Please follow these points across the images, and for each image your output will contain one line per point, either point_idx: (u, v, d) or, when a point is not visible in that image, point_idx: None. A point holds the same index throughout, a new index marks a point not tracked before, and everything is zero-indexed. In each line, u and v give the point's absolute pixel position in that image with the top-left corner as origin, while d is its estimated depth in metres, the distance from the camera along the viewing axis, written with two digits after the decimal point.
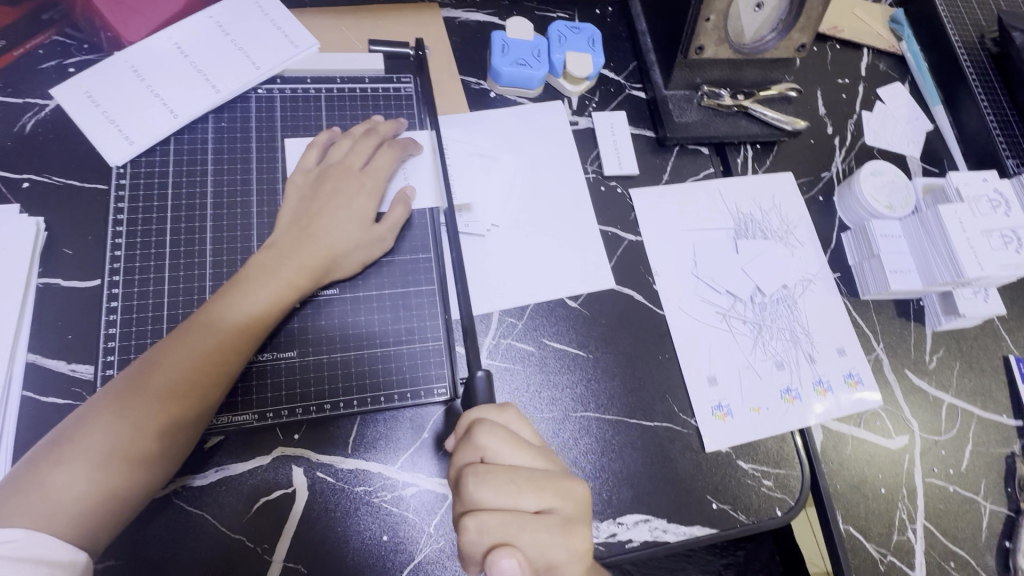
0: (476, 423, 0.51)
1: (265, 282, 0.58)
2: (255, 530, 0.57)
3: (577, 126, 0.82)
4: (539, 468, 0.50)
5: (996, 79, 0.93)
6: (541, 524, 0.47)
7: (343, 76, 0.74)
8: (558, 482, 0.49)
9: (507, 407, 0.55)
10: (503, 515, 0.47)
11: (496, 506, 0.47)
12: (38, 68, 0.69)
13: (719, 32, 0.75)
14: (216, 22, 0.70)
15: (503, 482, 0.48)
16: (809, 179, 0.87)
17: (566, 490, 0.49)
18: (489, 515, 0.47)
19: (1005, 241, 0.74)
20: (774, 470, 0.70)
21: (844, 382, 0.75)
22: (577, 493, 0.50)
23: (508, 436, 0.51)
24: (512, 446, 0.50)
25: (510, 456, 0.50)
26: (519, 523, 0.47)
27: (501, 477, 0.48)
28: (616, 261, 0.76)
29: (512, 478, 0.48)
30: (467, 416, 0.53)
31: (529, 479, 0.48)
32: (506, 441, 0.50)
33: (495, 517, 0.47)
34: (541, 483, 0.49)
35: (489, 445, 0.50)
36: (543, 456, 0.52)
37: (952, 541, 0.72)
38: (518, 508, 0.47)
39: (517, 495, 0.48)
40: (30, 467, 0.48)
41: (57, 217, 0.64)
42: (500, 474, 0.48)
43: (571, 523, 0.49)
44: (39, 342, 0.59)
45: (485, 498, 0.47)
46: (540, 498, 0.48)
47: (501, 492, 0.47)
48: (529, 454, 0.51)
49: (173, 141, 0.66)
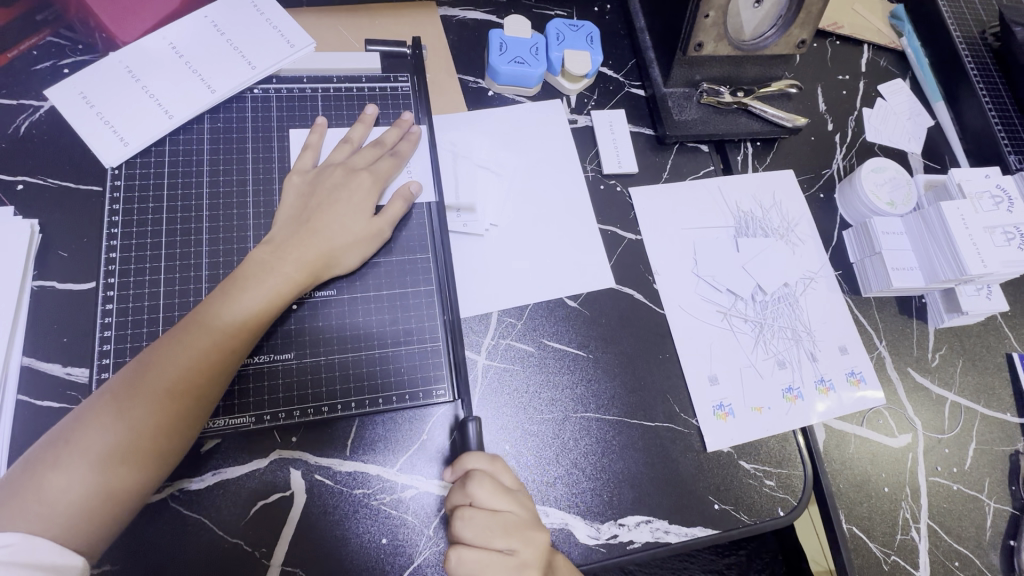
0: (470, 468, 0.53)
1: (263, 279, 0.57)
2: (253, 533, 0.56)
3: (576, 124, 0.81)
4: (517, 515, 0.52)
5: (998, 75, 0.93)
6: (507, 566, 0.50)
7: (340, 76, 0.74)
8: (526, 531, 0.52)
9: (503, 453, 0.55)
10: (474, 553, 0.50)
11: (468, 544, 0.50)
12: (32, 69, 0.68)
13: (719, 28, 0.75)
14: (211, 22, 0.70)
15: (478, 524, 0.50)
16: (810, 176, 0.87)
17: (533, 537, 0.52)
18: (462, 551, 0.50)
19: (1008, 238, 0.73)
20: (776, 469, 0.69)
21: (846, 380, 0.75)
22: (540, 541, 0.52)
23: (493, 483, 0.52)
24: (498, 492, 0.52)
25: (492, 502, 0.51)
26: (487, 561, 0.50)
27: (476, 519, 0.51)
28: (616, 260, 0.75)
29: (488, 523, 0.51)
30: (464, 459, 0.53)
31: (504, 524, 0.51)
32: (490, 488, 0.52)
33: (467, 556, 0.50)
34: (515, 530, 0.51)
35: (475, 492, 0.51)
36: (523, 500, 0.54)
37: (956, 540, 0.71)
38: (490, 549, 0.50)
39: (488, 536, 0.50)
40: (28, 470, 0.48)
41: (52, 219, 0.63)
42: (476, 516, 0.51)
43: (527, 567, 0.50)
44: (35, 345, 0.58)
45: (462, 538, 0.50)
46: (509, 541, 0.51)
47: (475, 532, 0.50)
48: (511, 501, 0.52)
49: (168, 142, 0.65)
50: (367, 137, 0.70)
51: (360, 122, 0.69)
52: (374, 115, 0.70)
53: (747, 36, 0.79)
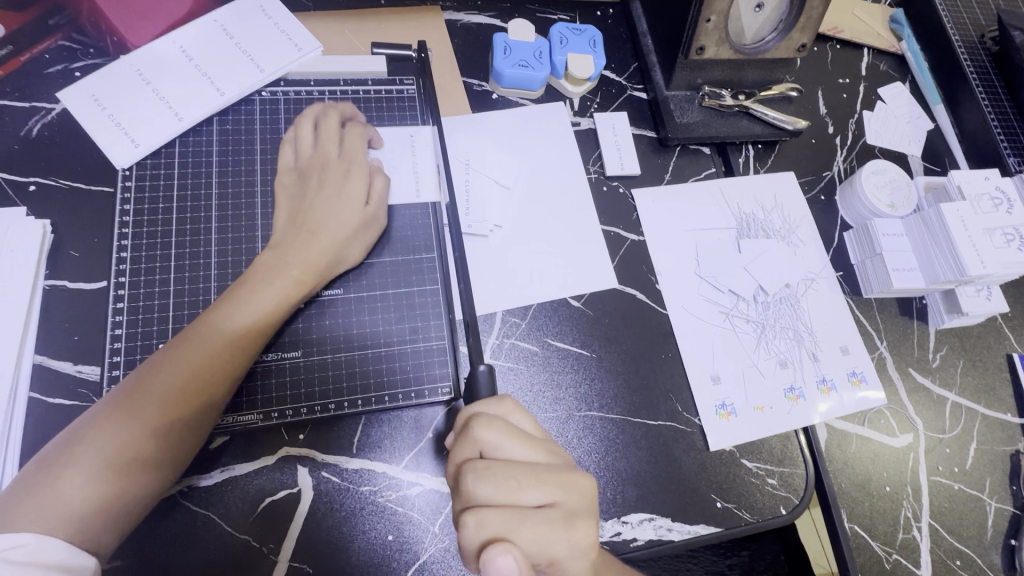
0: (475, 416, 0.51)
1: (273, 279, 0.58)
2: (260, 531, 0.57)
3: (579, 127, 0.82)
4: (538, 462, 0.50)
5: (996, 78, 0.94)
6: (541, 518, 0.47)
7: (347, 78, 0.75)
8: (560, 476, 0.49)
9: (506, 399, 0.54)
10: (503, 510, 0.46)
11: (495, 501, 0.47)
12: (44, 72, 0.69)
13: (720, 31, 0.76)
14: (220, 25, 0.71)
15: (503, 476, 0.47)
16: (811, 178, 0.88)
17: (566, 482, 0.49)
18: (489, 510, 0.46)
19: (1008, 239, 0.74)
20: (778, 468, 0.70)
21: (848, 380, 0.75)
22: (580, 487, 0.50)
23: (507, 430, 0.50)
24: (511, 436, 0.50)
25: (509, 449, 0.49)
26: (520, 516, 0.46)
27: (500, 472, 0.47)
28: (618, 261, 0.76)
29: (512, 473, 0.48)
30: (466, 410, 0.52)
31: (528, 474, 0.48)
32: (504, 434, 0.50)
33: (494, 513, 0.46)
34: (543, 476, 0.48)
35: (487, 439, 0.49)
36: (545, 448, 0.52)
37: (957, 540, 0.71)
38: (519, 503, 0.47)
39: (515, 489, 0.47)
40: (42, 469, 0.48)
41: (63, 219, 0.64)
42: (499, 469, 0.48)
43: (571, 516, 0.48)
44: (46, 343, 0.59)
45: (484, 494, 0.47)
46: (539, 492, 0.48)
47: (500, 486, 0.47)
48: (529, 447, 0.50)
49: (178, 144, 0.66)
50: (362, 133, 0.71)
51: (354, 112, 0.69)
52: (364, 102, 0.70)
53: (748, 40, 0.80)
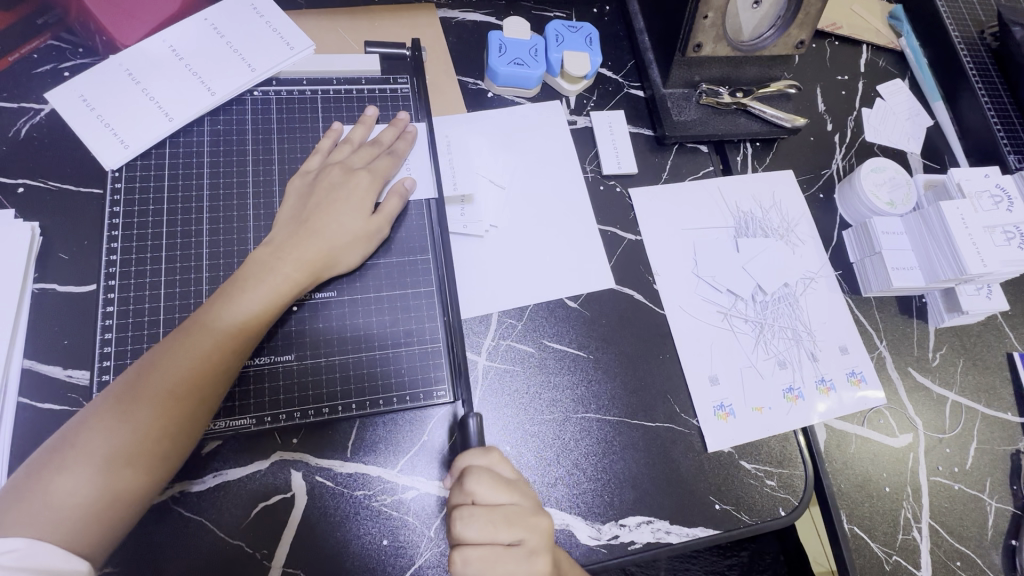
0: (466, 468, 0.53)
1: (265, 279, 0.57)
2: (255, 536, 0.56)
3: (575, 125, 0.81)
4: (518, 506, 0.52)
5: (996, 75, 0.93)
6: (513, 557, 0.50)
7: (340, 77, 0.74)
8: (532, 519, 0.51)
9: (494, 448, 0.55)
10: (481, 551, 0.49)
11: (476, 543, 0.50)
12: (32, 72, 0.69)
13: (717, 28, 0.75)
14: (211, 24, 0.70)
15: (482, 522, 0.50)
16: (809, 176, 0.87)
17: (536, 524, 0.51)
18: (469, 551, 0.49)
19: (1008, 238, 0.74)
20: (777, 470, 0.69)
21: (847, 380, 0.75)
22: (545, 526, 0.52)
23: (493, 479, 0.52)
24: (497, 485, 0.52)
25: (493, 497, 0.51)
26: (496, 558, 0.49)
27: (480, 519, 0.50)
28: (616, 261, 0.75)
29: (492, 519, 0.50)
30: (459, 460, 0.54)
31: (505, 519, 0.50)
32: (490, 484, 0.51)
33: (474, 555, 0.49)
34: (518, 521, 0.51)
35: (474, 490, 0.51)
36: (525, 490, 0.53)
37: (958, 541, 0.71)
38: (497, 543, 0.50)
39: (493, 532, 0.50)
40: (32, 474, 0.48)
41: (53, 222, 0.63)
42: (480, 516, 0.50)
43: (539, 554, 0.50)
44: (36, 348, 0.58)
45: (465, 537, 0.50)
46: (512, 532, 0.50)
47: (479, 531, 0.50)
48: (511, 493, 0.52)
49: (168, 145, 0.65)
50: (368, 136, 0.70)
51: (360, 124, 0.69)
52: (375, 118, 0.70)
53: (745, 37, 0.79)
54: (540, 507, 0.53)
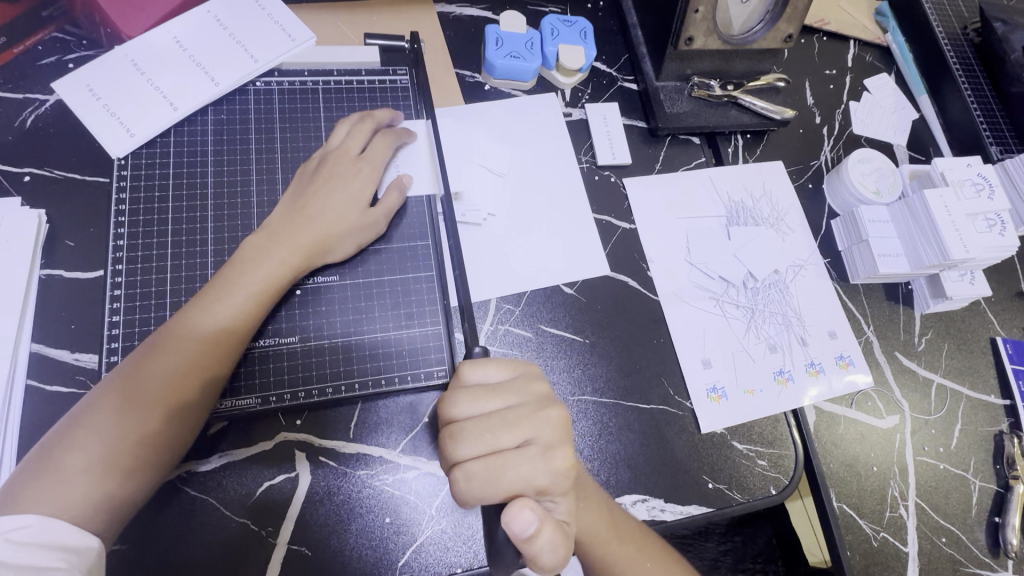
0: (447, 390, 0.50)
1: (263, 261, 0.59)
2: (260, 515, 0.58)
3: (571, 117, 0.83)
4: (514, 406, 0.49)
5: (979, 69, 0.95)
6: (523, 457, 0.47)
7: (340, 69, 0.75)
8: (533, 415, 0.49)
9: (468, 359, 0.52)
10: (486, 462, 0.47)
11: (477, 455, 0.47)
12: (38, 64, 0.70)
13: (707, 22, 0.77)
14: (214, 16, 0.71)
15: (477, 432, 0.47)
16: (799, 167, 0.89)
17: (542, 419, 0.49)
18: (472, 465, 0.47)
19: (990, 224, 0.76)
20: (768, 450, 0.71)
21: (835, 363, 0.77)
22: (552, 420, 0.49)
23: (476, 391, 0.50)
24: (484, 398, 0.50)
25: (481, 406, 0.49)
26: (502, 462, 0.47)
27: (474, 430, 0.47)
28: (611, 249, 0.77)
29: (487, 427, 0.48)
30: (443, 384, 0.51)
31: (503, 420, 0.48)
32: (473, 395, 0.49)
33: (479, 466, 0.46)
34: (517, 421, 0.48)
35: (459, 405, 0.49)
36: (521, 388, 0.51)
37: (943, 518, 0.73)
38: (499, 449, 0.47)
39: (493, 439, 0.47)
40: (43, 454, 0.49)
41: (59, 210, 0.64)
42: (473, 427, 0.48)
43: (552, 449, 0.48)
44: (44, 332, 0.59)
45: (464, 454, 0.47)
46: (516, 434, 0.48)
47: (478, 443, 0.47)
48: (502, 397, 0.50)
49: (173, 134, 0.67)
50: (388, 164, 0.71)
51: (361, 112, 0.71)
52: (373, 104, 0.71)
53: (735, 31, 0.82)
54: (542, 399, 0.51)
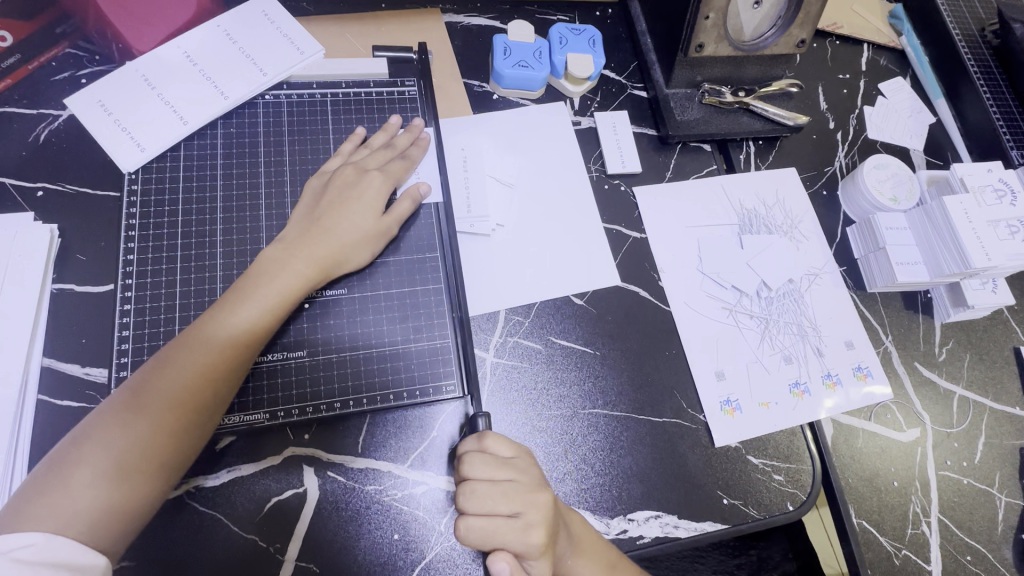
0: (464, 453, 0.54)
1: (277, 275, 0.59)
2: (268, 531, 0.57)
3: (579, 126, 0.83)
4: (516, 481, 0.52)
5: (998, 72, 0.93)
6: (513, 527, 0.50)
7: (348, 81, 0.75)
8: (528, 495, 0.51)
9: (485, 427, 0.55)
10: (484, 523, 0.50)
11: (480, 514, 0.51)
12: (51, 79, 0.71)
13: (719, 29, 0.76)
14: (224, 31, 0.71)
15: (482, 493, 0.51)
16: (812, 173, 0.88)
17: (535, 500, 0.51)
18: (472, 522, 0.50)
19: (1012, 231, 0.74)
20: (785, 464, 0.69)
21: (853, 375, 0.75)
22: (543, 502, 0.51)
23: (486, 459, 0.53)
24: (492, 467, 0.52)
25: (489, 473, 0.52)
26: (497, 526, 0.50)
27: (479, 493, 0.51)
28: (621, 258, 0.76)
29: (490, 492, 0.51)
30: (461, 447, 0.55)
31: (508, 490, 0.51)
32: (483, 463, 0.52)
33: (477, 525, 0.50)
34: (514, 495, 0.51)
35: (469, 469, 0.52)
36: (522, 468, 0.53)
37: (968, 534, 0.71)
38: (497, 514, 0.50)
39: (493, 505, 0.50)
40: (54, 467, 0.49)
41: (71, 224, 0.65)
42: (479, 488, 0.51)
43: (535, 529, 0.50)
44: (55, 346, 0.60)
45: (468, 511, 0.51)
46: (512, 506, 0.51)
47: (480, 504, 0.51)
48: (507, 469, 0.52)
49: (182, 147, 0.67)
50: (411, 176, 0.71)
51: (382, 130, 0.71)
52: (396, 124, 0.72)
53: (747, 36, 0.80)
54: (540, 482, 0.53)
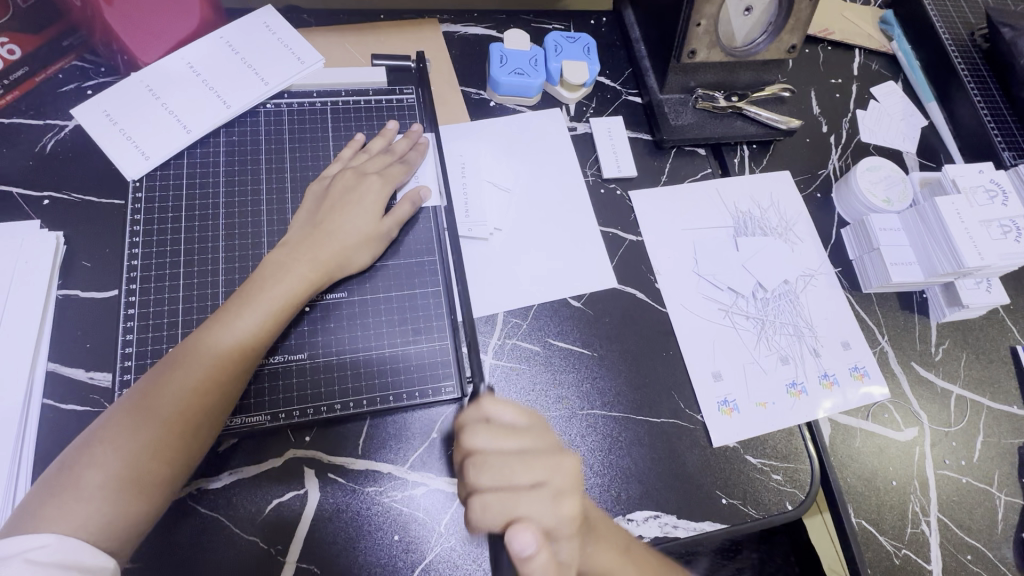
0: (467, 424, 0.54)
1: (281, 278, 0.60)
2: (270, 533, 0.58)
3: (575, 131, 0.84)
4: (530, 448, 0.52)
5: (988, 74, 0.94)
6: (536, 495, 0.49)
7: (348, 89, 0.77)
8: (549, 459, 0.52)
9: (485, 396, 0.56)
10: (502, 494, 0.49)
11: (496, 487, 0.50)
12: (58, 91, 0.72)
13: (710, 35, 0.77)
14: (226, 42, 0.73)
15: (497, 465, 0.50)
16: (806, 176, 0.89)
17: (556, 464, 0.52)
18: (488, 495, 0.49)
19: (1005, 231, 0.75)
20: (783, 464, 0.70)
21: (850, 375, 0.76)
22: (565, 467, 0.52)
23: (495, 429, 0.52)
24: (500, 438, 0.52)
25: (501, 444, 0.52)
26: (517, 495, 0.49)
27: (494, 463, 0.50)
28: (618, 261, 0.77)
29: (507, 462, 0.51)
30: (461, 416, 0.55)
31: (521, 460, 0.51)
32: (493, 433, 0.52)
33: (495, 498, 0.49)
34: (535, 462, 0.51)
35: (478, 441, 0.52)
36: (534, 431, 0.54)
37: (967, 533, 0.71)
38: (514, 484, 0.50)
39: (509, 474, 0.50)
40: (64, 468, 0.50)
41: (76, 232, 0.66)
42: (494, 461, 0.51)
43: (561, 495, 0.51)
44: (60, 351, 0.61)
45: (482, 484, 0.50)
46: (531, 474, 0.51)
47: (497, 475, 0.50)
48: (518, 438, 0.52)
49: (186, 156, 0.69)
50: (408, 178, 0.72)
51: (381, 136, 0.72)
52: (394, 130, 0.73)
53: (738, 44, 0.81)
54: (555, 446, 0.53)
